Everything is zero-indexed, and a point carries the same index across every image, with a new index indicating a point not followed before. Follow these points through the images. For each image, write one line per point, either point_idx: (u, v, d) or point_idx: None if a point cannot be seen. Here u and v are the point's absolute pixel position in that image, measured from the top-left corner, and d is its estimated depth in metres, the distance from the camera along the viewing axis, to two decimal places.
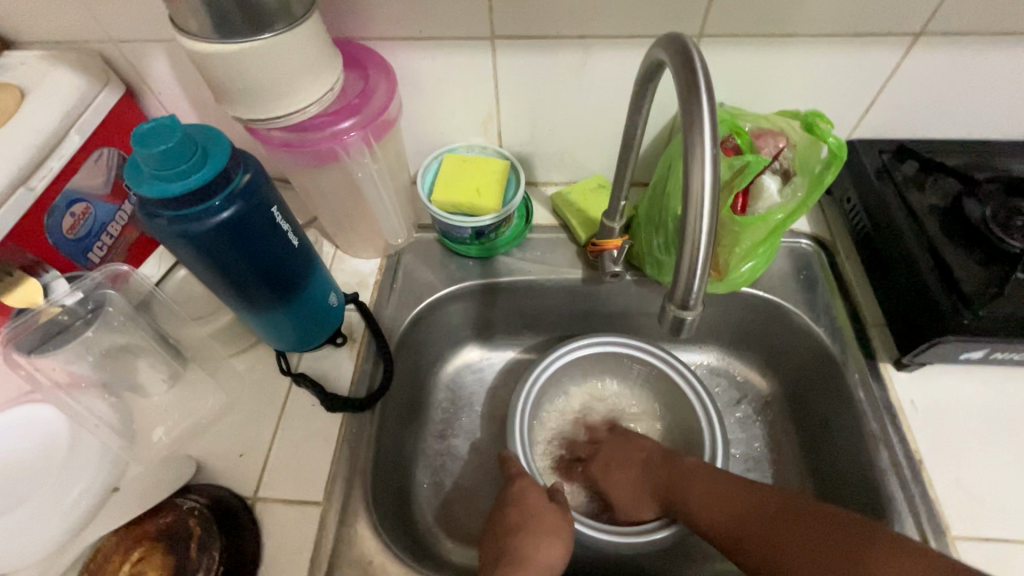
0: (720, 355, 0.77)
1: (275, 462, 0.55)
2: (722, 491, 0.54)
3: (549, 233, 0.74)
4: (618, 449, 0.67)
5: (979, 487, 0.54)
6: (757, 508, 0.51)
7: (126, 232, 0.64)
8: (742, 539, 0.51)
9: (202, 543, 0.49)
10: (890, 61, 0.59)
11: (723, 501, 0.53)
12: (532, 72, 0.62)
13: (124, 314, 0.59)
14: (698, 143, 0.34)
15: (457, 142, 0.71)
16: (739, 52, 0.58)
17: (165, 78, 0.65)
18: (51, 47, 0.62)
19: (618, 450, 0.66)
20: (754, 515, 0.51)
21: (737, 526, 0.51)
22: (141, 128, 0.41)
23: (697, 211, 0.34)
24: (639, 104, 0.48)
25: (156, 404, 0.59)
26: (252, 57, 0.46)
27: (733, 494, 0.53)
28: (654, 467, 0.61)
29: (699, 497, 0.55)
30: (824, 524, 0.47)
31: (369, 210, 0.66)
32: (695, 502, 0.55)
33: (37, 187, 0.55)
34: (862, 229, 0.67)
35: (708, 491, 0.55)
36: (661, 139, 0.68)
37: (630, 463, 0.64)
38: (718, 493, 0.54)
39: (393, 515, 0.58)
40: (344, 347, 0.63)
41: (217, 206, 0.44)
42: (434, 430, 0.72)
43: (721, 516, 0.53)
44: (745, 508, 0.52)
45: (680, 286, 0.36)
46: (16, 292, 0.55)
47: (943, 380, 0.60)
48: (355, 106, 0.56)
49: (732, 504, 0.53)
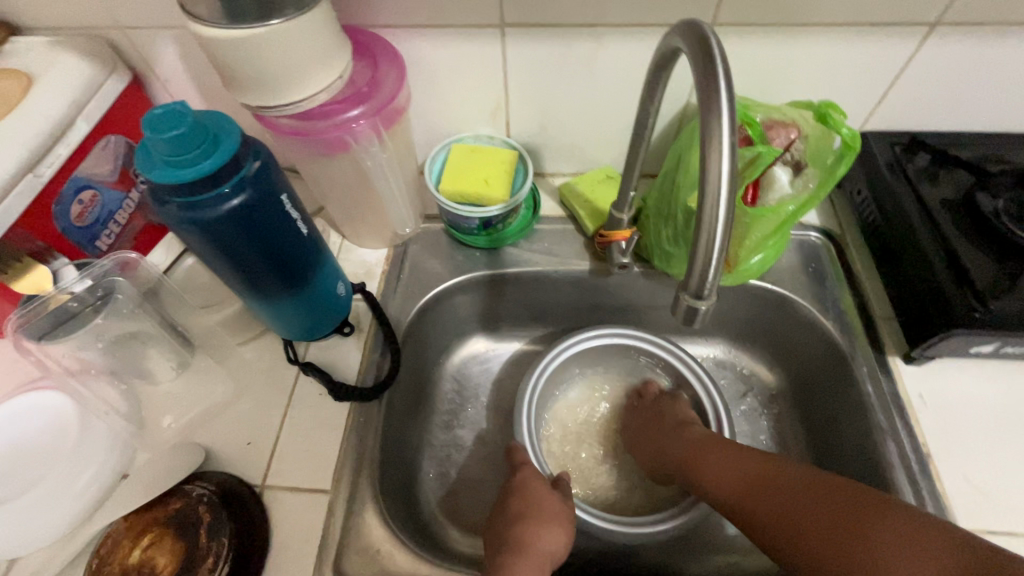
0: (727, 348, 0.76)
1: (283, 451, 0.55)
2: (733, 463, 0.55)
3: (556, 224, 0.73)
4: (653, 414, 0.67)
5: (987, 481, 0.54)
6: (766, 480, 0.51)
7: (134, 220, 0.64)
8: (748, 509, 0.51)
9: (212, 529, 0.49)
10: (905, 52, 0.58)
11: (733, 474, 0.54)
12: (542, 61, 0.61)
13: (134, 301, 0.59)
14: (716, 131, 0.34)
15: (465, 133, 0.71)
16: (751, 41, 0.58)
17: (172, 65, 0.65)
18: (57, 33, 0.62)
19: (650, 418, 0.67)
20: (763, 486, 0.51)
21: (746, 498, 0.52)
22: (151, 114, 0.40)
23: (714, 200, 0.34)
24: (652, 93, 0.48)
25: (165, 392, 0.59)
26: (262, 43, 0.45)
27: (744, 466, 0.54)
28: (672, 433, 0.62)
29: (711, 469, 0.56)
30: (837, 502, 0.47)
31: (377, 199, 0.66)
32: (707, 474, 0.56)
33: (45, 174, 0.54)
34: (872, 222, 0.66)
35: (721, 463, 0.55)
36: (670, 131, 0.68)
37: (654, 427, 0.65)
38: (731, 465, 0.55)
39: (399, 505, 0.59)
40: (352, 336, 0.63)
41: (227, 193, 0.44)
42: (440, 421, 0.72)
43: (730, 486, 0.53)
44: (755, 479, 0.52)
45: (695, 275, 0.36)
46: (30, 276, 0.56)
47: (952, 375, 0.60)
48: (364, 94, 0.55)
49: (741, 477, 0.53)
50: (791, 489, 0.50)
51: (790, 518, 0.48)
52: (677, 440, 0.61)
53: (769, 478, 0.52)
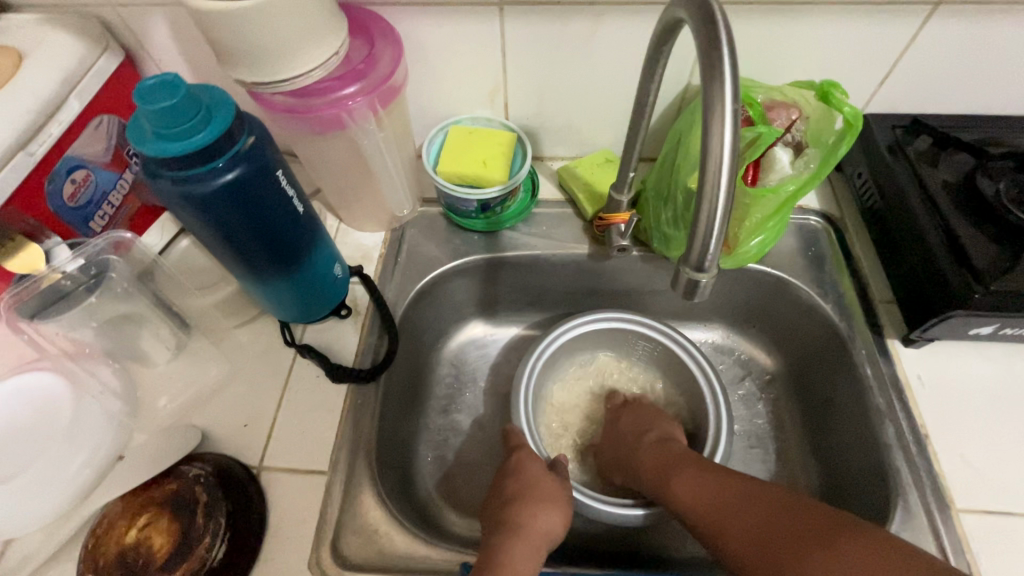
0: (726, 333, 0.76)
1: (279, 433, 0.55)
2: (710, 480, 0.53)
3: (555, 208, 0.73)
4: (639, 417, 0.66)
5: (984, 462, 0.54)
6: (738, 502, 0.50)
7: (128, 201, 0.64)
8: (721, 529, 0.50)
9: (208, 510, 0.49)
10: (909, 30, 0.57)
11: (704, 490, 0.52)
12: (540, 41, 0.61)
13: (127, 280, 0.58)
14: (718, 102, 0.33)
15: (462, 114, 0.70)
16: (753, 20, 0.57)
17: (165, 43, 0.64)
18: (48, 11, 0.61)
19: (632, 420, 0.66)
20: (733, 507, 0.50)
21: (721, 516, 0.50)
22: (144, 84, 0.40)
23: (716, 173, 0.34)
24: (653, 68, 0.47)
25: (160, 373, 0.59)
26: (255, 16, 0.44)
27: (719, 487, 0.52)
28: (649, 447, 0.61)
29: (683, 487, 0.54)
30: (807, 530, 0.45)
31: (374, 181, 0.65)
32: (681, 489, 0.54)
33: (37, 152, 0.54)
34: (872, 204, 0.66)
35: (698, 479, 0.54)
36: (670, 112, 0.67)
37: (633, 434, 0.64)
38: (707, 483, 0.53)
39: (396, 487, 0.58)
40: (349, 319, 0.63)
41: (221, 168, 0.43)
42: (438, 405, 0.72)
43: (701, 502, 0.52)
44: (728, 496, 0.51)
45: (696, 249, 0.36)
46: (19, 256, 0.53)
47: (950, 357, 0.60)
48: (361, 71, 0.55)
49: (714, 494, 0.52)
50: (767, 509, 0.48)
51: (767, 547, 0.46)
52: (658, 454, 0.59)
53: (745, 494, 0.50)
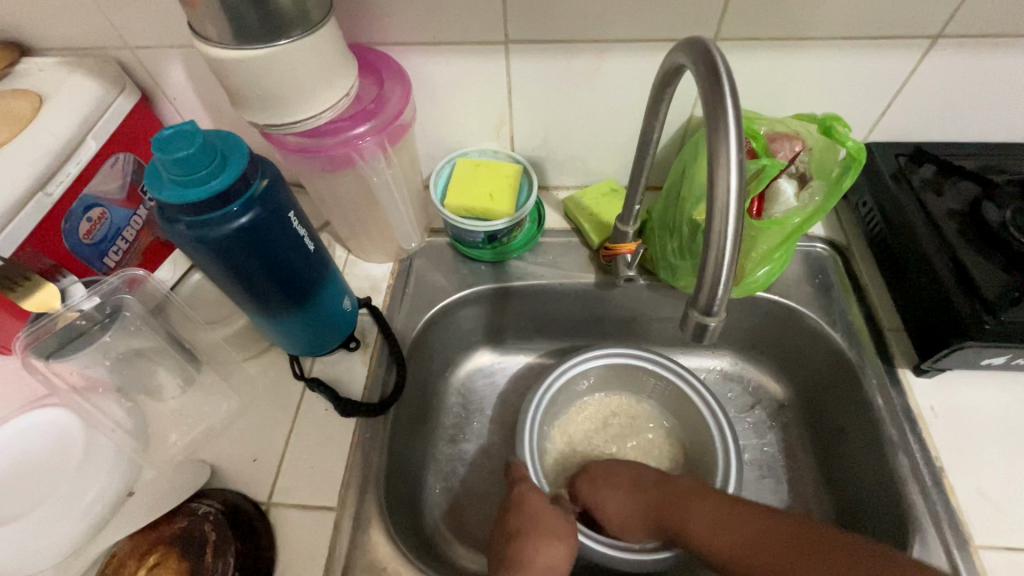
0: (733, 361, 0.76)
1: (289, 467, 0.55)
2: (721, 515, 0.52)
3: (561, 237, 0.73)
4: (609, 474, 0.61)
5: (1003, 496, 0.53)
6: (757, 532, 0.49)
7: (142, 236, 0.64)
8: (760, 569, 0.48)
9: (218, 548, 0.49)
10: (909, 63, 0.58)
11: (728, 525, 0.51)
12: (546, 76, 0.62)
13: (141, 318, 0.59)
14: (722, 150, 0.34)
15: (469, 147, 0.71)
16: (752, 56, 0.58)
17: (181, 84, 0.66)
18: (68, 55, 0.63)
19: (610, 472, 0.61)
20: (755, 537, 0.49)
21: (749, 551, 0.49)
22: (162, 133, 0.41)
23: (722, 217, 0.34)
24: (656, 106, 0.48)
25: (170, 407, 0.59)
26: (271, 62, 0.46)
27: (745, 523, 0.50)
28: (653, 489, 0.58)
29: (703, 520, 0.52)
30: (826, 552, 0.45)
31: (382, 214, 0.66)
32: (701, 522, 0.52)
33: (55, 193, 0.55)
34: (877, 231, 0.66)
35: (717, 518, 0.52)
36: (674, 144, 0.69)
37: (625, 480, 0.60)
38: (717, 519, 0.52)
39: (405, 522, 0.58)
40: (357, 351, 0.63)
41: (236, 212, 0.44)
42: (446, 436, 0.71)
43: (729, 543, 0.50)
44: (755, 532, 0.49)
45: (704, 291, 0.36)
46: (38, 294, 0.52)
47: (961, 386, 0.59)
48: (371, 111, 0.56)
49: (739, 524, 0.50)
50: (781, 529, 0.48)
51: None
52: (666, 491, 0.57)
53: (761, 526, 0.49)
